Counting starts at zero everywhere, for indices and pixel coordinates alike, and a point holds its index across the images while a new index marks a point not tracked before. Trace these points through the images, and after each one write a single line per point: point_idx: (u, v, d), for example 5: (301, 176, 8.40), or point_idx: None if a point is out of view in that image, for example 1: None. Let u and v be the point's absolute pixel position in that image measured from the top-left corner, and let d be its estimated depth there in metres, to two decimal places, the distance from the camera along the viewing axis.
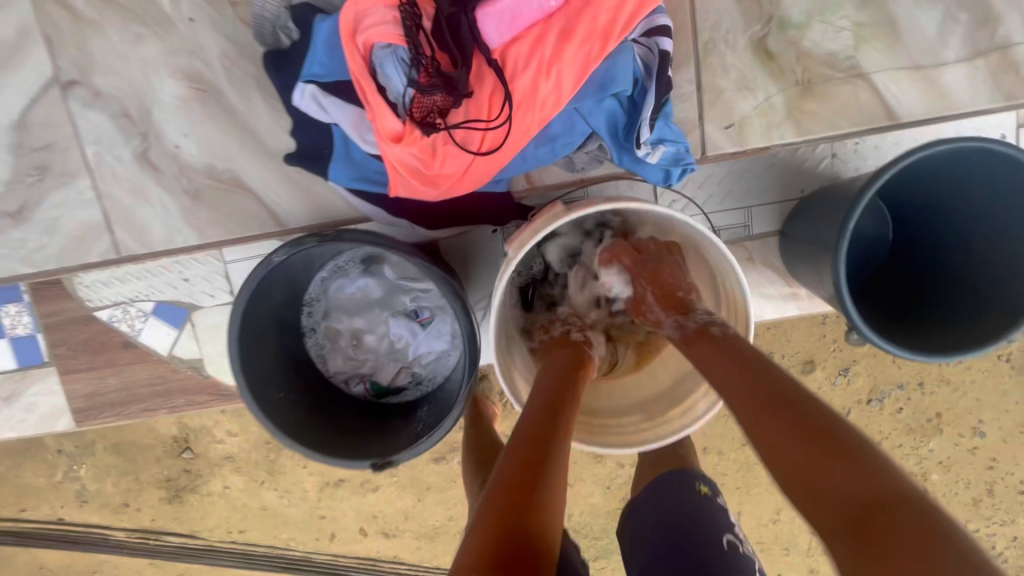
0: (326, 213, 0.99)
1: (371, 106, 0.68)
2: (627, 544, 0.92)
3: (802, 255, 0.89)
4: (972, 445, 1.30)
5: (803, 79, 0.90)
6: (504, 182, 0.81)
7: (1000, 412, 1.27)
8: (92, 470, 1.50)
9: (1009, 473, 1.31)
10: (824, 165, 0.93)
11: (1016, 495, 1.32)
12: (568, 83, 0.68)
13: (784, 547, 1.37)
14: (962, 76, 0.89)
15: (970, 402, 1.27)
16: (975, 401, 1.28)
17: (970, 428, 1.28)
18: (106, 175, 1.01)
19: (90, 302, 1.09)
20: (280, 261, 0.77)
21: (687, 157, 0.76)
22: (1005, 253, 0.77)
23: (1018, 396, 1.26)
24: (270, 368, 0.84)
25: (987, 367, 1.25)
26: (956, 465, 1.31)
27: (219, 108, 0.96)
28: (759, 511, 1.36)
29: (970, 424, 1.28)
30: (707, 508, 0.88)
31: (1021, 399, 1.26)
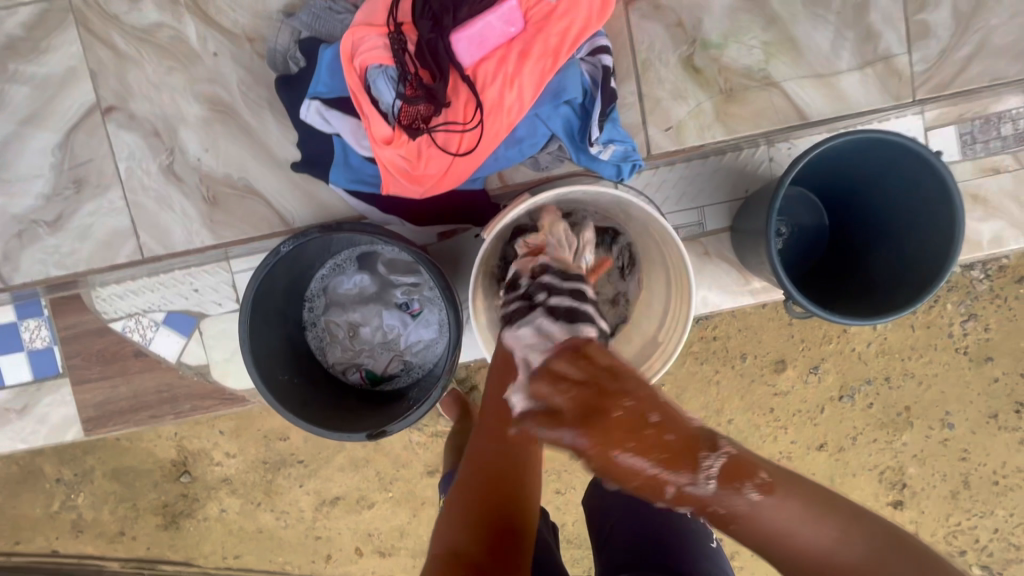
0: (328, 212, 1.11)
1: (366, 114, 0.82)
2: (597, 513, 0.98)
3: (746, 243, 1.02)
4: (943, 438, 1.36)
5: (725, 88, 1.06)
6: (481, 181, 0.94)
7: (965, 403, 1.34)
8: (90, 498, 1.53)
9: (981, 464, 1.37)
10: (763, 168, 1.07)
11: (991, 486, 1.38)
12: (528, 92, 0.82)
13: None
14: (856, 81, 1.05)
15: (935, 395, 1.35)
16: (940, 394, 1.35)
17: (939, 420, 1.35)
18: (136, 187, 1.14)
19: (106, 314, 1.18)
20: (287, 251, 0.88)
21: (634, 155, 0.90)
22: (913, 232, 0.91)
23: (981, 386, 1.34)
24: (275, 353, 0.93)
25: (948, 360, 1.33)
26: (930, 458, 1.37)
27: (235, 126, 1.11)
28: None
29: (938, 417, 1.35)
30: None
31: (981, 390, 1.34)
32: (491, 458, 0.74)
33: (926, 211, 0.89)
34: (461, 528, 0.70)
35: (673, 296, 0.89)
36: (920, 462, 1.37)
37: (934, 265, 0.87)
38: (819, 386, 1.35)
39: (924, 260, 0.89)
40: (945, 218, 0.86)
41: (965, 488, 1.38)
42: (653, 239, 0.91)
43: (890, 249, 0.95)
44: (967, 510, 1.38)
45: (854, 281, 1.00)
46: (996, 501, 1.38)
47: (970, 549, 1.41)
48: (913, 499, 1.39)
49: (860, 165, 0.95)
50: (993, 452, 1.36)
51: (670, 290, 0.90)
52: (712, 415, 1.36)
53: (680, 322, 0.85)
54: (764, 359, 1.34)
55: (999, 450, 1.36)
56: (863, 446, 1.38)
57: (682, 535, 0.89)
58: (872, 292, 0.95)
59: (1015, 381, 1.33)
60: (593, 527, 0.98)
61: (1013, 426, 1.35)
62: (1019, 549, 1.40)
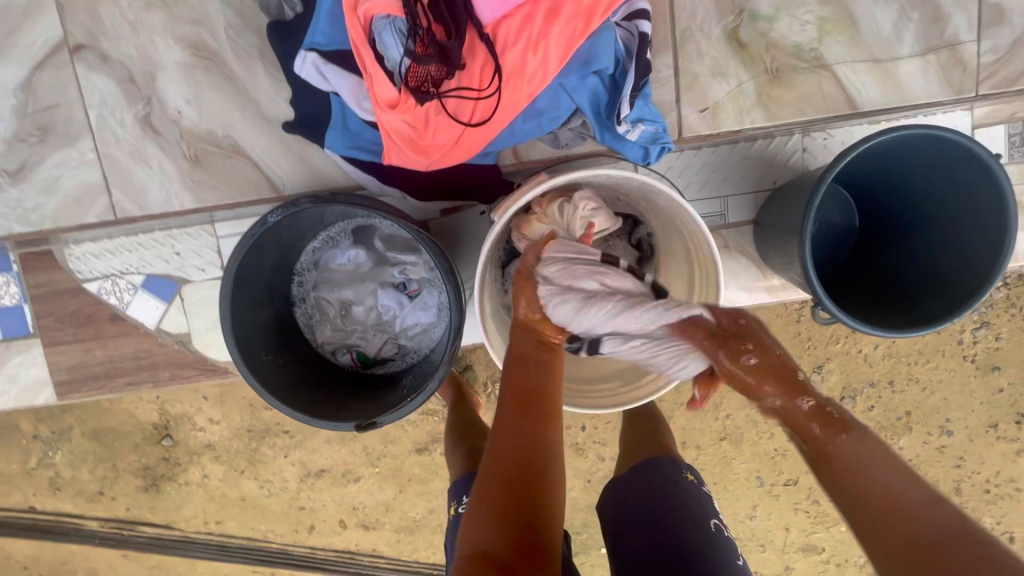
0: (322, 181, 1.02)
1: (369, 72, 0.72)
2: (613, 523, 0.92)
3: (773, 240, 0.94)
4: (939, 444, 1.33)
5: (772, 68, 0.97)
6: (493, 155, 0.85)
7: (966, 411, 1.30)
8: (68, 457, 1.47)
9: (974, 471, 1.34)
10: (795, 158, 0.99)
11: (981, 494, 1.35)
12: (554, 59, 0.72)
13: (759, 544, 1.36)
14: (916, 70, 0.96)
15: (937, 402, 1.30)
16: (942, 401, 1.30)
17: (938, 426, 1.31)
18: (108, 138, 1.04)
19: (81, 273, 1.10)
20: (275, 222, 0.80)
21: (664, 136, 0.82)
22: (956, 240, 0.83)
23: (983, 395, 1.29)
24: (259, 332, 0.85)
25: (954, 368, 1.28)
26: (924, 463, 1.34)
27: (221, 76, 1.00)
28: (736, 507, 1.35)
29: (937, 423, 1.31)
30: (696, 492, 0.92)
31: (985, 399, 1.29)
32: (511, 450, 0.66)
33: (974, 220, 0.81)
34: (489, 527, 0.62)
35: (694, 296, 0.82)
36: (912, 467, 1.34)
37: (978, 278, 0.80)
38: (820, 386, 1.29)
39: (967, 270, 0.81)
40: (997, 230, 0.78)
41: (955, 494, 1.35)
42: (676, 232, 0.84)
43: (927, 257, 0.87)
44: None
45: (880, 288, 0.91)
46: (985, 508, 1.37)
47: None
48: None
49: (906, 164, 0.86)
50: (988, 460, 1.33)
51: (690, 288, 0.84)
52: (709, 410, 1.28)
53: None
54: None
55: (994, 460, 1.33)
56: None
57: (707, 547, 0.82)
58: (902, 301, 0.87)
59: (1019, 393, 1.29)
60: (607, 538, 0.92)
61: (1011, 437, 1.31)
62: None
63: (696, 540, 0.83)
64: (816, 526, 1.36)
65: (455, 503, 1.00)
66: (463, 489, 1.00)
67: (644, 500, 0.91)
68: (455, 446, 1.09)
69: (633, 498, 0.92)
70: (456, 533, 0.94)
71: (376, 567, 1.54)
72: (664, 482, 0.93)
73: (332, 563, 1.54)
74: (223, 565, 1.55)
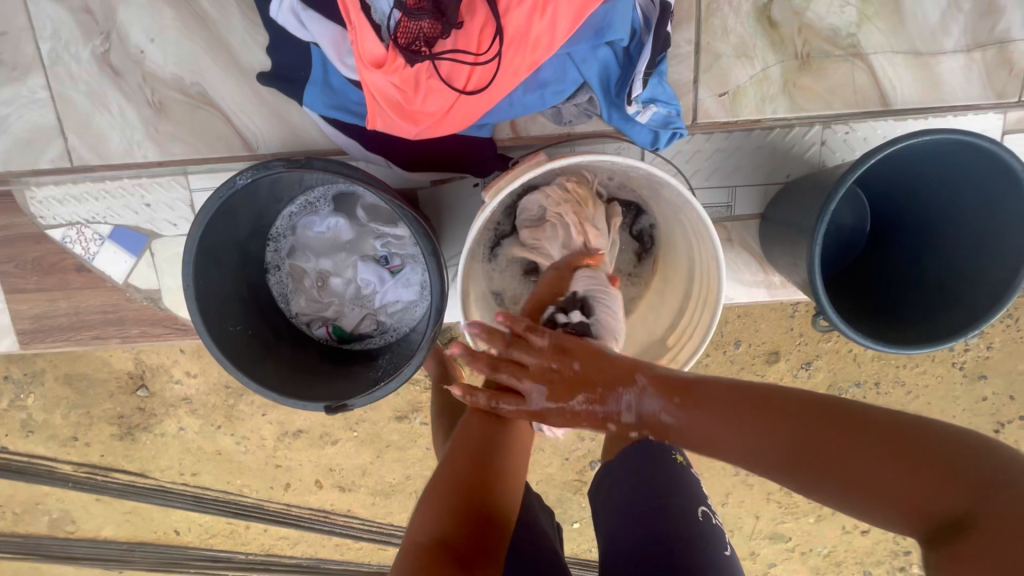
0: (301, 143, 0.94)
1: (353, 23, 0.63)
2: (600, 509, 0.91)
3: (780, 238, 0.88)
4: None
5: (802, 53, 0.89)
6: (489, 127, 0.78)
7: (947, 416, 1.26)
8: (41, 401, 1.43)
9: None
10: (811, 152, 0.92)
11: None
12: (563, 25, 0.64)
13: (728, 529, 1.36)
14: (959, 68, 0.88)
15: (919, 405, 1.27)
16: (925, 404, 1.27)
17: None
18: (63, 77, 0.94)
19: (43, 219, 1.02)
20: (245, 185, 0.73)
21: (677, 121, 0.75)
22: (967, 259, 0.78)
23: (966, 403, 1.26)
24: (227, 302, 0.80)
25: (941, 373, 1.25)
26: None
27: (190, 15, 0.91)
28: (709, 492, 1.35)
29: None
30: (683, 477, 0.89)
31: (969, 405, 1.26)
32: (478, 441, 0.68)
33: (990, 241, 0.76)
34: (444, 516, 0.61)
35: (692, 297, 0.77)
36: None
37: (983, 300, 0.75)
38: (805, 382, 1.26)
39: (971, 292, 0.76)
40: (1012, 254, 0.73)
41: None
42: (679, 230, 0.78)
43: (930, 271, 0.82)
44: None
45: (873, 297, 0.87)
46: None
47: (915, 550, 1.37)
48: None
49: (936, 172, 0.80)
50: None
51: (688, 288, 0.79)
52: None
53: (696, 331, 0.75)
54: (756, 348, 1.24)
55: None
56: None
57: (692, 542, 0.79)
58: (897, 315, 0.83)
59: (1002, 403, 1.25)
60: (597, 529, 0.91)
61: None
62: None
63: (681, 533, 0.80)
64: (786, 516, 1.37)
65: None
66: None
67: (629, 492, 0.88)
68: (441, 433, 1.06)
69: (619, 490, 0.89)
70: None
71: (350, 528, 1.53)
72: (652, 473, 0.88)
73: (305, 520, 1.53)
74: (197, 515, 1.54)
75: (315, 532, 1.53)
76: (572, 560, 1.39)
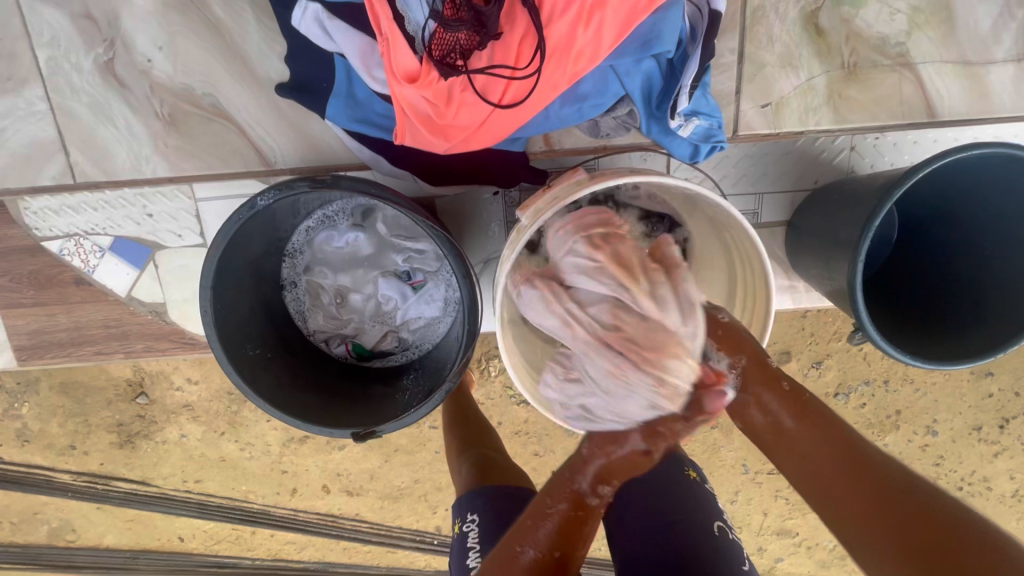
0: (320, 155, 0.89)
1: (385, 34, 0.59)
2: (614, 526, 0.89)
3: (810, 248, 0.86)
4: (924, 443, 1.30)
5: (849, 62, 0.86)
6: (522, 141, 0.75)
7: (954, 412, 1.26)
8: (36, 410, 1.38)
9: (952, 470, 1.31)
10: (841, 157, 0.90)
11: (955, 491, 1.33)
12: (608, 35, 0.60)
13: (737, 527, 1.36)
14: (1007, 78, 0.86)
15: (928, 402, 1.27)
16: (933, 402, 1.27)
17: (925, 426, 1.28)
18: (60, 84, 0.88)
19: (39, 231, 0.97)
20: (266, 205, 0.68)
21: (718, 134, 0.72)
22: (1004, 272, 0.77)
23: (973, 399, 1.26)
24: (246, 324, 0.76)
25: (951, 371, 1.24)
26: (905, 460, 1.31)
27: (201, 20, 0.85)
28: (719, 490, 1.34)
29: (924, 423, 1.28)
30: (696, 492, 0.88)
31: (976, 402, 1.26)
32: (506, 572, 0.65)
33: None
34: None
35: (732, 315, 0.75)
36: None
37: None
38: (816, 381, 1.25)
39: (1010, 302, 0.75)
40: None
41: None
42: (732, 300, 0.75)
43: (962, 283, 0.81)
44: None
45: (904, 307, 0.86)
46: None
47: None
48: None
49: (976, 184, 0.79)
50: (969, 461, 1.30)
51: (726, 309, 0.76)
52: None
53: None
54: (769, 348, 1.22)
55: (972, 460, 1.30)
56: None
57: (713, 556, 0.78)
58: (930, 326, 0.82)
59: (1008, 399, 1.25)
60: (610, 546, 0.88)
61: (992, 440, 1.28)
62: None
63: (699, 546, 0.79)
64: (793, 512, 1.37)
65: (457, 520, 0.92)
66: (468, 504, 0.92)
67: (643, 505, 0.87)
68: (456, 445, 1.04)
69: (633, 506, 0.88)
70: (461, 557, 0.87)
71: (357, 531, 1.51)
72: (668, 487, 0.88)
73: (312, 525, 1.50)
74: (201, 522, 1.51)
75: (321, 537, 1.51)
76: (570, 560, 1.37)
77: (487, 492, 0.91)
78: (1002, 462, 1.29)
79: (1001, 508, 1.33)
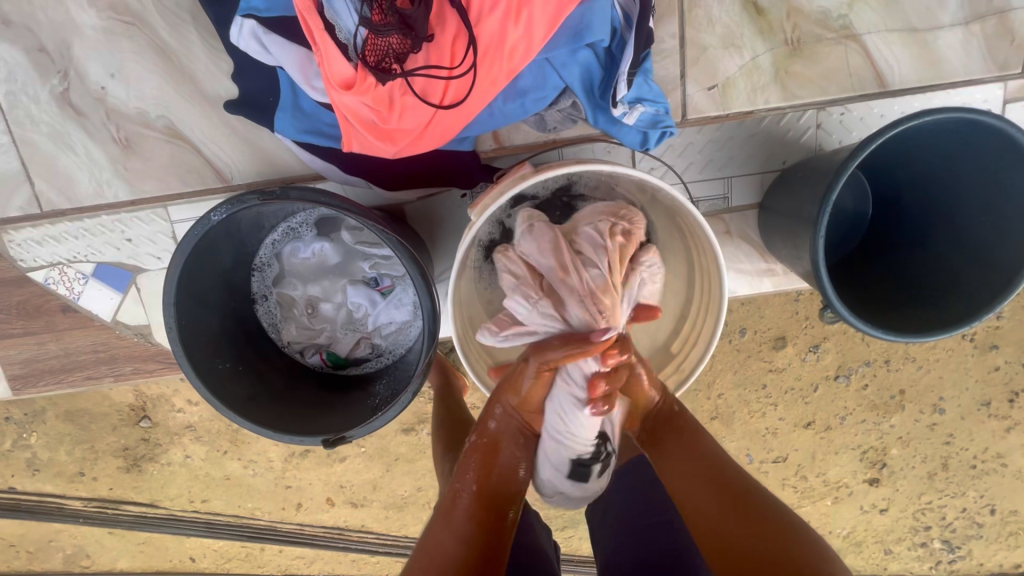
0: (277, 168, 0.91)
1: (318, 44, 0.60)
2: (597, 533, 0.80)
3: (780, 230, 0.85)
4: (932, 422, 1.26)
5: (792, 38, 0.86)
6: (470, 139, 0.75)
7: (961, 389, 1.23)
8: (45, 439, 1.41)
9: (963, 448, 1.28)
10: (808, 136, 0.89)
11: (970, 469, 1.29)
12: (539, 29, 0.61)
13: None
14: (957, 42, 0.84)
15: (932, 380, 1.24)
16: (938, 379, 1.24)
17: (931, 405, 1.25)
18: (22, 118, 0.91)
19: (23, 262, 0.99)
20: (220, 220, 0.69)
21: (666, 119, 0.71)
22: (974, 245, 0.75)
23: (979, 373, 1.22)
24: (215, 339, 0.77)
25: (952, 346, 1.21)
26: (914, 441, 1.28)
27: (151, 45, 0.88)
28: None
29: (931, 402, 1.25)
30: None
31: (983, 376, 1.22)
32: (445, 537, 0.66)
33: (1000, 226, 0.72)
34: None
35: (693, 298, 0.77)
36: (903, 445, 1.28)
37: (995, 283, 0.72)
38: (815, 366, 1.23)
39: (981, 274, 0.74)
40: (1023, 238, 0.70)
41: (943, 470, 1.29)
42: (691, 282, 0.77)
43: (934, 256, 0.80)
44: (941, 492, 1.31)
45: (881, 280, 0.84)
46: (970, 483, 1.30)
47: (936, 526, 1.34)
48: (889, 478, 1.31)
49: (943, 152, 0.76)
50: (981, 438, 1.27)
51: (689, 292, 0.78)
52: (702, 389, 1.26)
53: (700, 336, 0.75)
54: (763, 335, 1.21)
55: (983, 436, 1.26)
56: (851, 426, 1.28)
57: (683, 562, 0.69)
58: (900, 301, 0.80)
59: (1015, 371, 1.22)
60: (594, 551, 0.81)
61: (1003, 415, 1.25)
62: (982, 527, 1.33)
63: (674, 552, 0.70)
64: (803, 499, 1.34)
65: None
66: None
67: (627, 508, 0.78)
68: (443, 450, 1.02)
69: (618, 507, 0.79)
70: None
71: (365, 542, 1.51)
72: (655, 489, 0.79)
73: (319, 539, 1.51)
74: (211, 541, 1.52)
75: (330, 549, 1.51)
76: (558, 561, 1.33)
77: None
78: (1016, 436, 1.26)
79: (1019, 485, 1.29)
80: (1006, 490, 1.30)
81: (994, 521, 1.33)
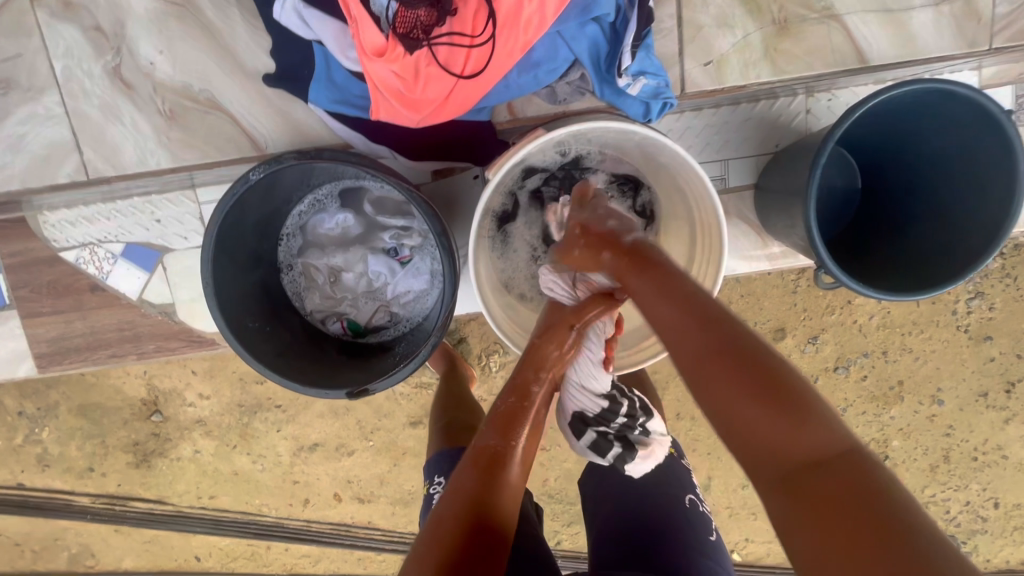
0: (307, 139, 0.98)
1: (354, 16, 0.67)
2: (591, 498, 0.89)
3: (775, 203, 0.91)
4: (931, 413, 1.30)
5: (779, 19, 0.93)
6: (487, 111, 0.82)
7: (959, 379, 1.26)
8: (55, 433, 1.43)
9: (963, 440, 1.30)
10: (798, 120, 0.96)
11: (971, 462, 1.31)
12: (551, 6, 0.69)
13: (751, 512, 1.30)
14: (929, 21, 0.92)
15: (930, 370, 1.27)
16: (935, 369, 1.27)
17: (929, 396, 1.28)
18: (75, 91, 0.98)
19: (56, 242, 1.05)
20: (258, 180, 0.75)
21: (666, 91, 0.78)
22: (952, 222, 0.81)
23: (975, 364, 1.26)
24: (244, 299, 0.82)
25: (948, 338, 1.24)
26: (914, 433, 1.31)
27: (195, 23, 0.95)
28: (728, 477, 1.28)
29: (929, 393, 1.28)
30: (674, 468, 0.88)
31: (979, 367, 1.26)
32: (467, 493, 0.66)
33: (974, 202, 0.79)
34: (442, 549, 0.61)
35: (695, 259, 0.82)
36: (903, 436, 1.31)
37: (967, 254, 0.78)
38: (815, 357, 1.27)
39: (955, 248, 0.80)
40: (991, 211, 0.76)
41: (944, 463, 1.32)
42: (693, 242, 0.82)
43: (916, 233, 0.86)
44: (943, 484, 1.33)
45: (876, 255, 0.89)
46: (972, 475, 1.32)
47: (940, 520, 1.36)
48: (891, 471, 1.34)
49: (921, 129, 0.83)
50: (979, 429, 1.30)
51: (690, 256, 0.83)
52: None
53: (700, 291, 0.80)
54: (763, 327, 1.25)
55: (983, 428, 1.29)
56: (853, 417, 1.31)
57: (679, 525, 0.80)
58: (883, 274, 0.86)
59: (1010, 361, 1.25)
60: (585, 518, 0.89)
61: (1000, 405, 1.28)
62: (985, 521, 1.35)
63: (668, 514, 0.81)
64: None
65: (428, 482, 0.96)
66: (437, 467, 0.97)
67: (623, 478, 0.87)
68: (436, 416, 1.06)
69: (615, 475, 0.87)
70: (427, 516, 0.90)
71: (371, 539, 1.51)
72: None
73: (326, 537, 1.51)
74: (218, 539, 1.52)
75: (336, 548, 1.51)
76: (564, 553, 1.35)
77: (454, 454, 0.96)
78: (1014, 428, 1.29)
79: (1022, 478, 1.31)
80: (1008, 483, 1.32)
81: (997, 515, 1.34)
